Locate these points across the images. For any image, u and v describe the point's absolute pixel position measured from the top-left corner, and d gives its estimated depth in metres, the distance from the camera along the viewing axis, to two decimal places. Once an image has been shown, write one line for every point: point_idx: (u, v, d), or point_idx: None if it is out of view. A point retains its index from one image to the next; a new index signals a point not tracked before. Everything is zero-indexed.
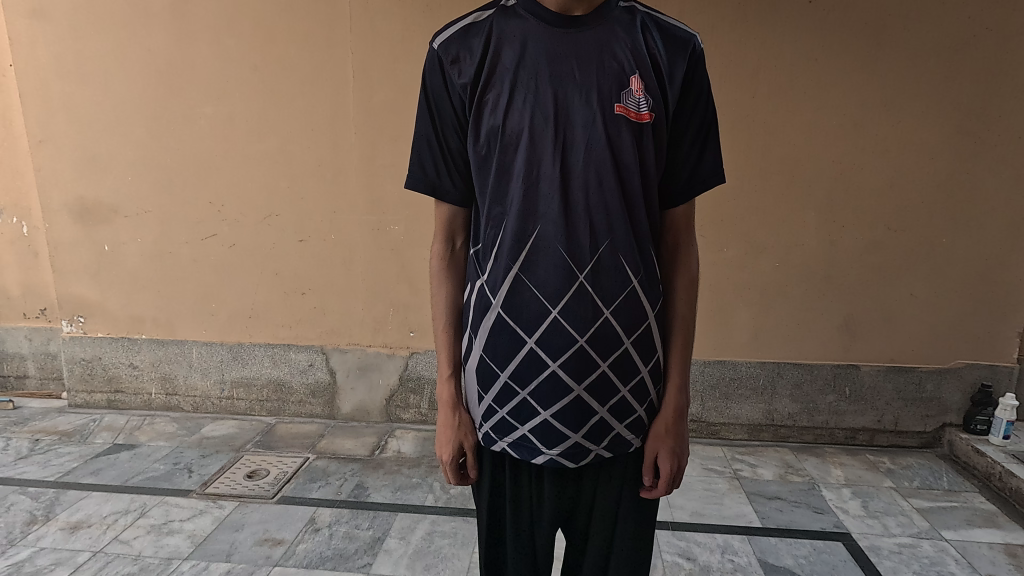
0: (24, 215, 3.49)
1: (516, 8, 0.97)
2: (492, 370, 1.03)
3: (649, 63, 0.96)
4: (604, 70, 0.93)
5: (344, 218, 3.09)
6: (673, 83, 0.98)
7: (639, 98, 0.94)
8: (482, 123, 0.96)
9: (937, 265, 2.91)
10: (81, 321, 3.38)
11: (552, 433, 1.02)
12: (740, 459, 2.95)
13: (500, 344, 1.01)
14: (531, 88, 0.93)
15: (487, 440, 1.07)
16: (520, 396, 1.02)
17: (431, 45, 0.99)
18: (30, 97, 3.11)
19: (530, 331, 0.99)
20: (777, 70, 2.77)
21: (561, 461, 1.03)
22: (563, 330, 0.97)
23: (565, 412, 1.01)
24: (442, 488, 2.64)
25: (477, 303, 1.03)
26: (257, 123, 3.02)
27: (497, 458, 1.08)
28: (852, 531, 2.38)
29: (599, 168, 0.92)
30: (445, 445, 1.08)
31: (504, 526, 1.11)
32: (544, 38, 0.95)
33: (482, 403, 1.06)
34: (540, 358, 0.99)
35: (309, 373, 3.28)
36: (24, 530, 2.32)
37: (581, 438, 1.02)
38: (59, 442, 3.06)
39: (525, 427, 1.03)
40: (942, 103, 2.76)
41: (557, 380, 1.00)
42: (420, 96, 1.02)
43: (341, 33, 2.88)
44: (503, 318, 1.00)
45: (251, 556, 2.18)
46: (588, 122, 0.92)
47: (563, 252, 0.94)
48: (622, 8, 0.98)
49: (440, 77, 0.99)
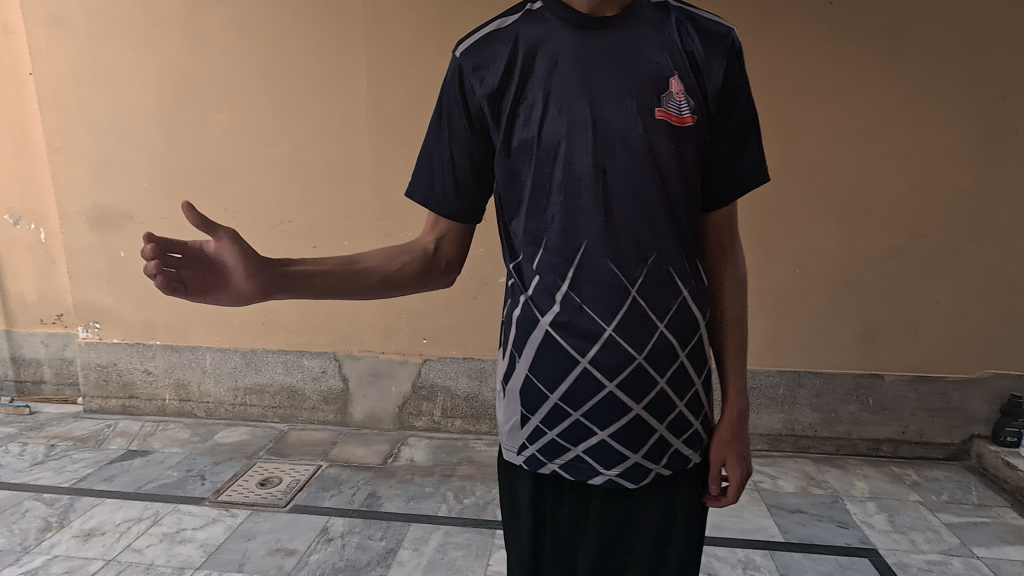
0: (41, 222, 3.53)
1: (538, 12, 0.94)
2: (541, 391, 0.99)
3: (687, 63, 0.92)
4: (640, 74, 0.90)
5: (357, 225, 3.08)
6: (711, 79, 0.93)
7: (679, 101, 0.90)
8: (512, 137, 0.94)
9: (962, 271, 2.83)
10: (97, 327, 3.40)
11: (608, 454, 0.98)
12: (759, 471, 2.88)
13: (549, 363, 0.97)
14: (563, 99, 0.90)
15: (534, 462, 1.03)
16: (572, 417, 0.98)
17: (454, 59, 0.96)
18: (47, 104, 3.15)
19: (583, 350, 0.94)
20: (795, 72, 2.72)
21: (619, 481, 1.00)
22: (619, 347, 0.94)
23: (621, 431, 0.97)
24: (456, 498, 2.59)
25: (521, 320, 0.98)
26: (271, 129, 3.02)
27: (542, 479, 1.04)
28: (879, 547, 2.30)
29: (641, 177, 0.89)
30: (216, 258, 0.93)
31: (545, 546, 1.07)
32: (573, 42, 0.91)
33: (529, 425, 1.02)
34: (595, 378, 0.95)
35: (321, 380, 3.27)
36: (39, 537, 2.31)
37: (640, 458, 0.99)
38: (73, 448, 3.07)
39: (579, 447, 0.99)
40: (966, 104, 2.69)
41: (614, 400, 0.96)
42: (443, 112, 0.99)
43: (353, 39, 2.87)
44: (552, 335, 0.95)
45: (264, 566, 2.15)
46: (626, 130, 0.89)
47: (610, 266, 0.91)
48: (654, 5, 0.94)
49: (464, 90, 0.96)
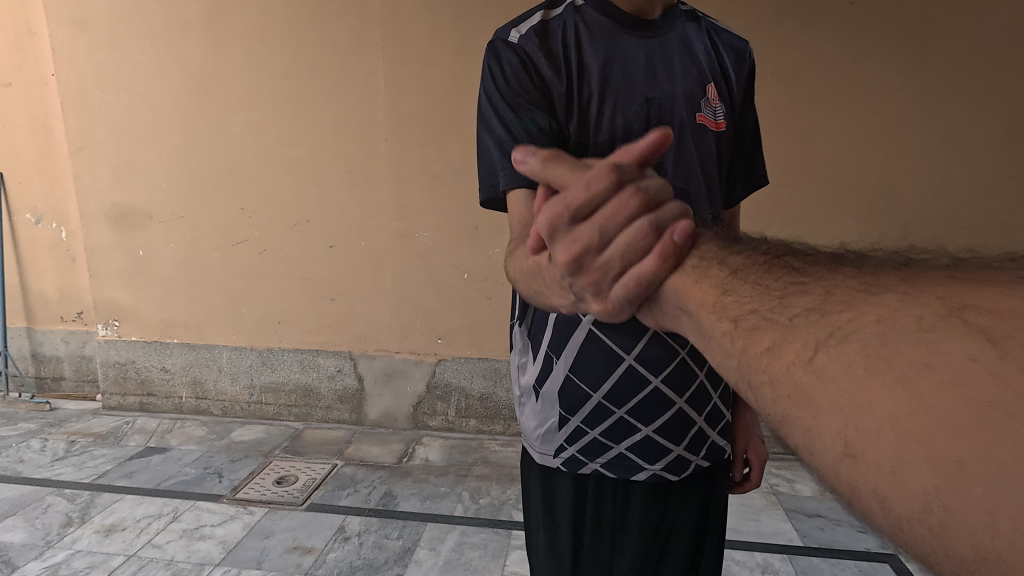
0: (62, 221, 3.58)
1: (587, 10, 1.01)
2: (584, 390, 1.02)
3: (718, 74, 1.06)
4: (687, 77, 1.00)
5: (374, 225, 3.10)
6: (734, 90, 1.09)
7: (715, 108, 1.03)
8: (574, 124, 0.95)
9: None
10: (117, 325, 3.44)
11: (653, 449, 1.03)
12: (776, 474, 2.86)
13: (593, 363, 1.01)
14: (620, 95, 0.96)
15: (574, 462, 1.06)
16: (616, 415, 1.02)
17: (511, 40, 0.96)
18: (69, 105, 3.19)
19: (628, 348, 0.99)
20: (816, 73, 2.68)
21: (663, 475, 1.04)
22: (664, 344, 1.00)
23: (664, 426, 1.03)
24: (471, 498, 2.60)
25: (561, 321, 1.01)
26: (289, 130, 3.04)
27: (580, 481, 1.07)
28: (900, 552, 2.27)
29: (691, 173, 0.99)
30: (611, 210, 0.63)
31: (581, 552, 1.09)
32: (628, 42, 0.99)
33: (569, 425, 1.05)
34: (640, 374, 1.00)
35: (337, 379, 3.29)
36: (61, 531, 2.34)
37: (682, 449, 1.04)
38: (93, 444, 3.11)
39: (621, 445, 1.03)
40: (992, 107, 2.62)
41: (659, 395, 1.01)
42: (496, 84, 0.92)
43: (372, 40, 2.88)
44: (596, 334, 0.99)
45: (282, 564, 2.17)
46: (678, 128, 0.98)
47: None
48: (687, 19, 1.07)
49: (524, 67, 0.94)
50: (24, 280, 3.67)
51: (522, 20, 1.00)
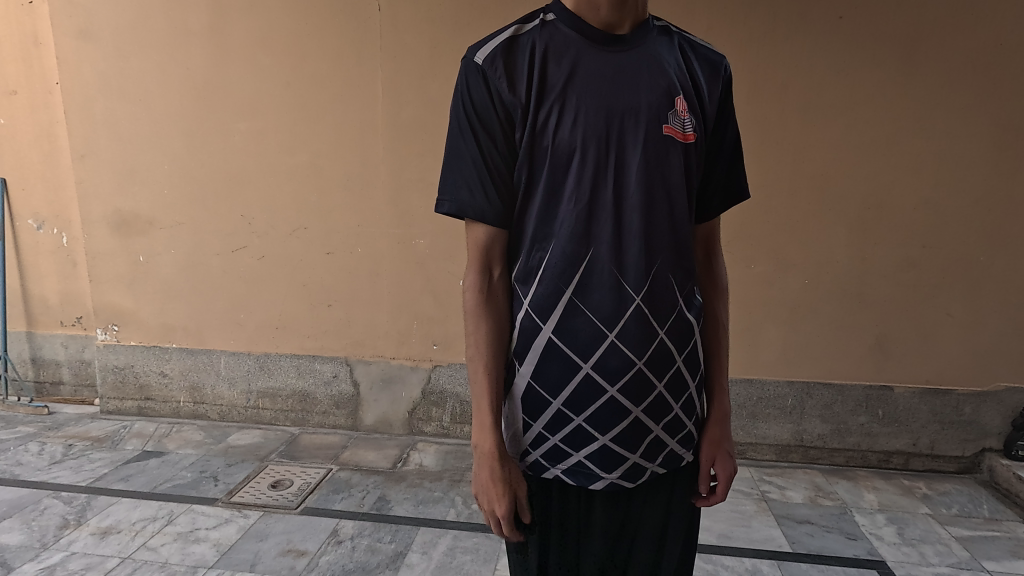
0: (64, 227, 3.62)
1: (557, 25, 1.06)
2: (544, 398, 1.08)
3: (689, 86, 1.09)
4: (654, 91, 1.03)
5: (371, 232, 3.14)
6: (707, 103, 1.13)
7: (684, 120, 1.06)
8: (529, 140, 1.01)
9: (974, 282, 2.83)
10: (116, 329, 3.48)
11: (610, 457, 1.09)
12: (768, 481, 2.88)
13: (552, 371, 1.07)
14: (582, 109, 1.00)
15: (537, 466, 1.12)
16: (575, 421, 1.08)
17: (472, 57, 1.03)
18: (73, 112, 3.24)
19: (585, 356, 1.05)
20: (807, 85, 2.73)
21: (619, 481, 1.10)
22: (621, 353, 1.04)
23: (622, 434, 1.08)
24: (464, 503, 2.62)
25: (524, 329, 1.07)
26: (290, 139, 3.09)
27: (543, 484, 1.14)
28: (888, 559, 2.31)
29: (653, 186, 1.02)
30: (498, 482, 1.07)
31: (549, 555, 1.16)
32: (593, 57, 1.03)
33: (531, 430, 1.11)
34: (598, 383, 1.06)
35: (333, 384, 3.32)
36: (57, 533, 2.37)
37: (639, 458, 1.10)
38: (91, 448, 3.13)
39: (580, 452, 1.09)
40: (975, 121, 2.69)
41: (616, 404, 1.06)
42: (461, 106, 1.03)
43: (371, 50, 2.94)
44: (555, 342, 1.05)
45: (276, 567, 2.19)
46: (640, 141, 1.01)
47: (617, 276, 1.02)
48: (660, 31, 1.11)
49: (484, 90, 1.02)
50: (25, 285, 3.71)
51: (490, 37, 1.06)
